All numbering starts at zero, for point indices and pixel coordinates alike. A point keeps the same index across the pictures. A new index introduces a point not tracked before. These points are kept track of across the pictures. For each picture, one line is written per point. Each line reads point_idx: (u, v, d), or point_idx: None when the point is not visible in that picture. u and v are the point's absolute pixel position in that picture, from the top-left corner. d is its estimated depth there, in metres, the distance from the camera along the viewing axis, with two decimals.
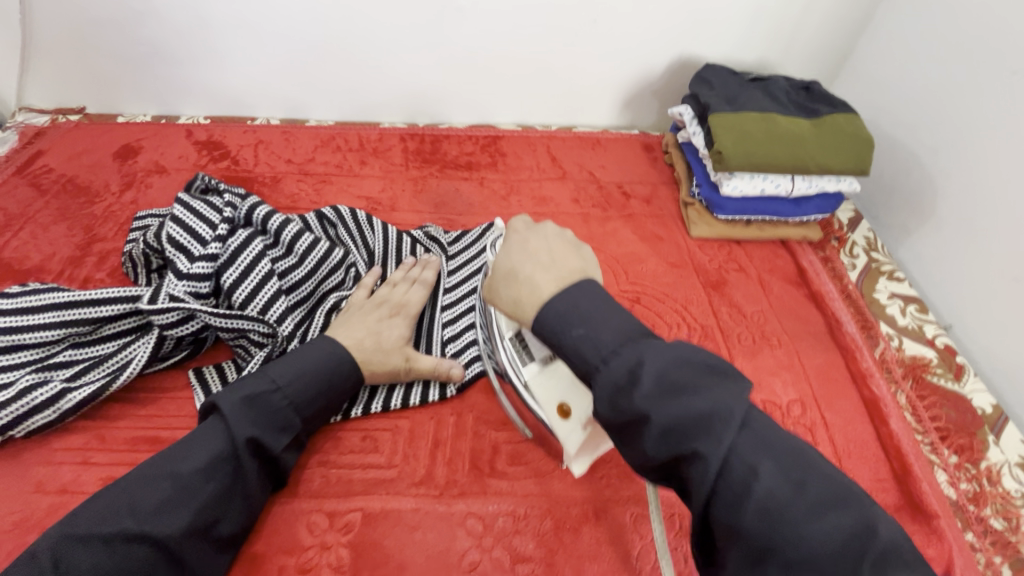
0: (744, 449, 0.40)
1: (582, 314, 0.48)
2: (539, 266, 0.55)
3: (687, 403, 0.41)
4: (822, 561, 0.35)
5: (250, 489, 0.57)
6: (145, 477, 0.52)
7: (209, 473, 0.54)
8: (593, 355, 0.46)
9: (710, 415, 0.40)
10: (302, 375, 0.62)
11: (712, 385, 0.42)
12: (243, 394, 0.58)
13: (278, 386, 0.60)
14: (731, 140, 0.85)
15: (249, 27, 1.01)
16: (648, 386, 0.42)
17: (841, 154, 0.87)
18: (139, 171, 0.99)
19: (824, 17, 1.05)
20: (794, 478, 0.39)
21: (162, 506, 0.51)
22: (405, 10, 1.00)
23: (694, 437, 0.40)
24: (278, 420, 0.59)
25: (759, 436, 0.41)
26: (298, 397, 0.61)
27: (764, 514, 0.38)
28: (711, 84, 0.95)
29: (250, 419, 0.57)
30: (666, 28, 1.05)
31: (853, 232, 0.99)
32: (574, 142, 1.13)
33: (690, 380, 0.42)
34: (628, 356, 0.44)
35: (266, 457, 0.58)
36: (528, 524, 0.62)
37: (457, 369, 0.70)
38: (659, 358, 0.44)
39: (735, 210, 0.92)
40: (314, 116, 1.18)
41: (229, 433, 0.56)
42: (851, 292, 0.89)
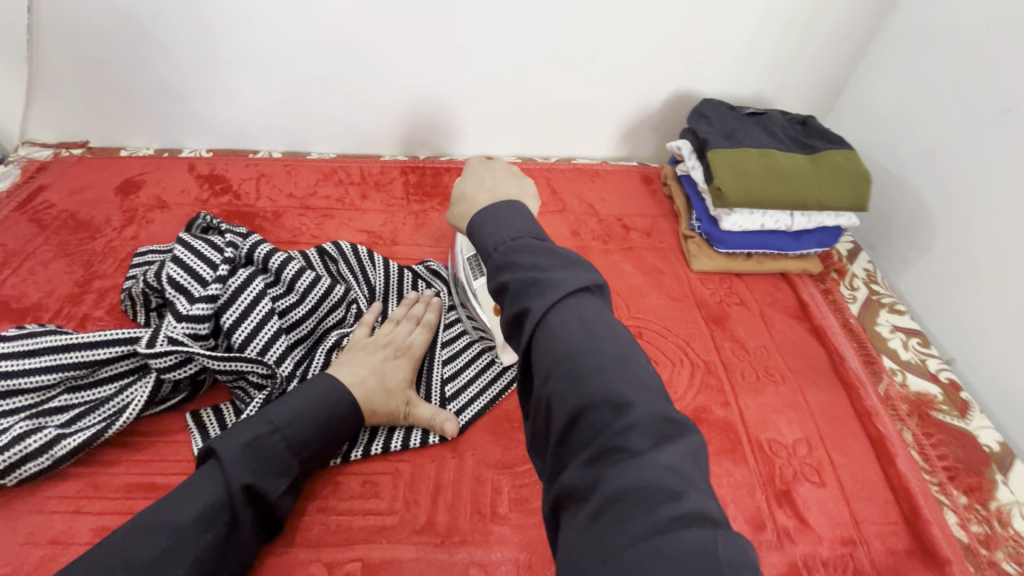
0: (566, 314, 0.43)
1: (506, 240, 0.49)
2: (481, 188, 0.63)
3: (537, 281, 0.44)
4: (611, 414, 0.37)
5: (245, 538, 0.55)
6: (139, 529, 0.51)
7: (204, 524, 0.53)
8: (491, 242, 0.50)
9: (599, 364, 0.40)
10: (301, 417, 0.61)
11: (569, 270, 0.45)
12: (240, 440, 0.57)
13: (277, 429, 0.59)
14: (730, 177, 0.86)
15: (255, 64, 1.03)
16: (517, 275, 0.46)
17: (839, 191, 0.87)
18: (140, 206, 0.99)
19: (817, 53, 1.07)
20: (602, 350, 0.41)
21: (157, 560, 0.50)
22: (408, 48, 1.02)
23: (530, 300, 0.44)
24: (276, 463, 0.58)
25: (587, 314, 0.43)
26: (295, 439, 0.60)
27: (576, 377, 0.40)
28: (709, 120, 0.96)
29: (247, 464, 0.56)
30: (662, 65, 1.07)
31: (853, 264, 1.00)
32: (574, 174, 1.14)
33: (543, 263, 0.46)
34: (523, 274, 0.45)
35: (264, 504, 0.57)
36: (531, 573, 0.60)
37: (451, 424, 0.69)
38: (539, 258, 0.46)
39: (735, 245, 0.92)
40: (315, 149, 1.18)
41: (226, 480, 0.55)
42: (852, 326, 0.89)
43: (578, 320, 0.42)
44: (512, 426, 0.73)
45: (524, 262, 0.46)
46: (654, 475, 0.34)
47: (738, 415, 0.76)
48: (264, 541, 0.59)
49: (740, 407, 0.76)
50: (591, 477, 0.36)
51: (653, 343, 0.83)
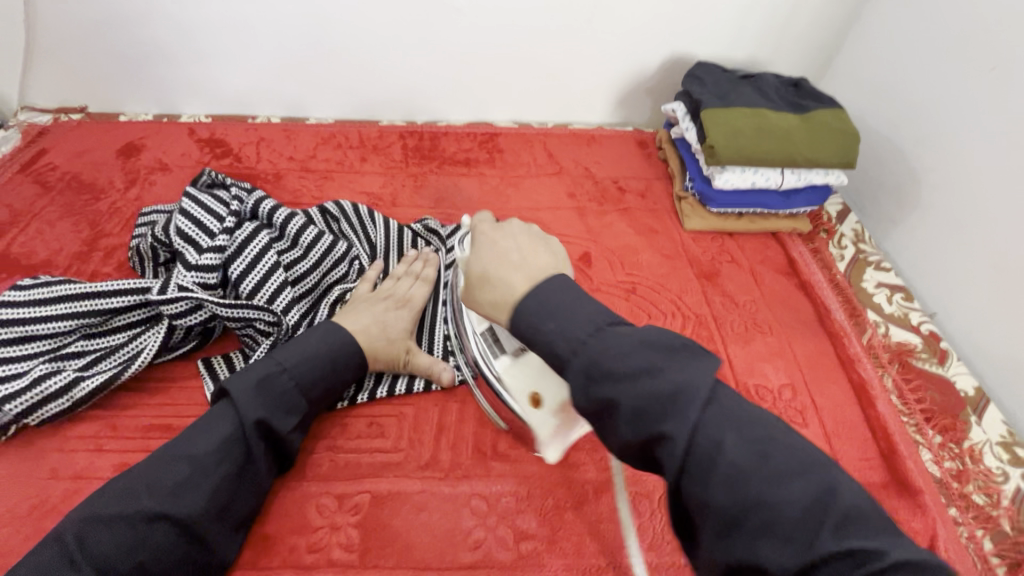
0: (645, 352, 0.42)
1: (583, 335, 0.45)
2: (506, 265, 0.54)
3: (620, 353, 0.42)
4: (751, 461, 0.38)
5: (260, 469, 0.58)
6: (161, 459, 0.55)
7: (221, 454, 0.56)
8: (562, 346, 0.45)
9: (641, 374, 0.41)
10: (306, 359, 0.64)
11: (631, 307, 0.45)
12: (251, 379, 0.60)
13: (285, 370, 0.62)
14: (722, 134, 0.88)
15: (253, 27, 1.03)
16: (591, 347, 0.44)
17: (829, 149, 0.89)
18: (142, 169, 1.01)
19: (813, 15, 1.08)
20: (612, 330, 0.45)
21: (178, 486, 0.53)
22: (404, 9, 1.02)
23: (610, 359, 0.42)
24: (285, 402, 0.61)
25: (656, 342, 0.43)
26: (303, 378, 0.63)
27: (677, 416, 0.39)
28: (703, 83, 0.98)
29: (259, 402, 0.59)
30: (659, 27, 1.08)
31: (842, 224, 1.02)
32: (570, 138, 1.16)
33: (620, 339, 0.44)
34: (594, 358, 0.43)
35: (275, 438, 0.60)
36: (529, 504, 0.64)
37: (450, 373, 0.72)
38: (643, 356, 0.42)
39: (727, 204, 0.95)
40: (314, 114, 1.19)
41: (239, 415, 0.58)
42: (839, 282, 0.92)
43: (665, 358, 0.42)
44: None
45: (622, 370, 0.42)
46: (803, 518, 0.35)
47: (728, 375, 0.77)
48: (277, 475, 0.62)
49: (729, 356, 0.80)
50: (733, 521, 0.37)
51: (646, 297, 0.86)
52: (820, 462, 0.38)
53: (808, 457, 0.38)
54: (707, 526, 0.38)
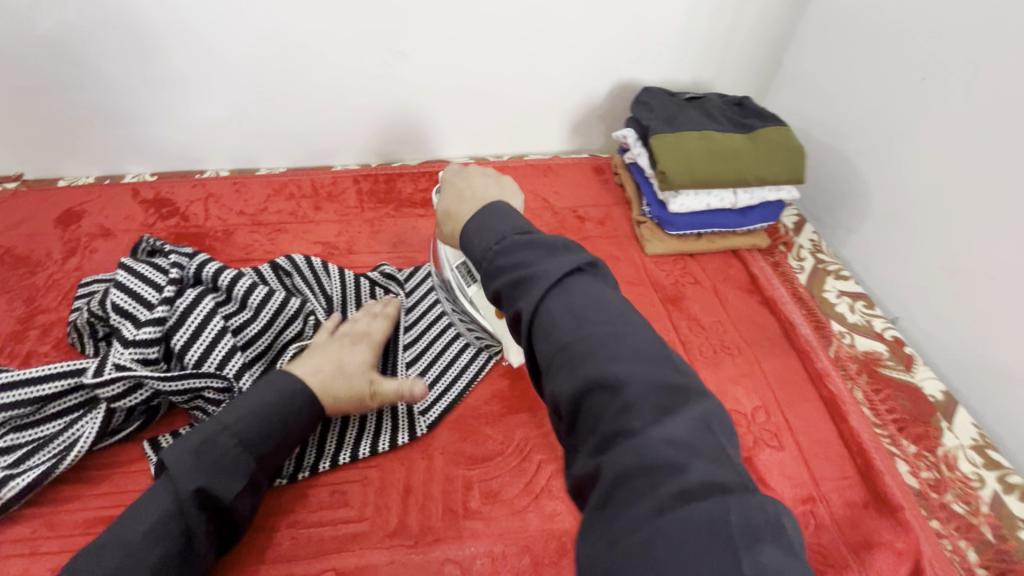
0: (554, 305, 0.44)
1: (493, 243, 0.51)
2: (464, 202, 0.63)
3: (527, 280, 0.46)
4: (607, 396, 0.39)
5: (202, 551, 0.55)
6: (93, 548, 0.51)
7: (156, 534, 0.52)
8: (481, 252, 0.51)
9: (529, 278, 0.46)
10: (253, 413, 0.60)
11: (555, 257, 0.47)
12: (188, 445, 0.57)
13: (226, 427, 0.59)
14: (672, 160, 0.88)
15: (195, 83, 1.01)
16: (506, 278, 0.47)
17: (777, 166, 0.90)
18: (83, 236, 0.96)
19: (750, 35, 1.11)
20: (524, 258, 0.48)
21: (110, 574, 0.49)
22: (347, 54, 1.01)
23: (520, 301, 0.45)
24: (226, 464, 0.57)
25: (587, 293, 0.45)
26: (245, 436, 0.59)
27: (573, 365, 0.41)
28: (650, 108, 0.99)
29: (196, 471, 0.56)
30: (603, 56, 1.09)
31: (799, 236, 1.04)
32: (527, 170, 1.15)
33: (531, 258, 0.47)
34: (512, 274, 0.47)
35: (220, 507, 0.56)
36: (506, 564, 0.61)
37: (421, 385, 0.68)
38: (525, 253, 0.48)
39: (685, 226, 0.95)
40: (265, 164, 1.16)
41: (176, 487, 0.55)
42: (801, 294, 0.93)
43: (575, 301, 0.44)
44: (479, 423, 0.73)
45: (510, 264, 0.48)
46: (648, 455, 0.35)
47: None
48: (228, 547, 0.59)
49: None
50: (594, 466, 0.37)
51: None
52: (693, 395, 0.39)
53: (650, 351, 0.41)
54: (573, 479, 0.39)
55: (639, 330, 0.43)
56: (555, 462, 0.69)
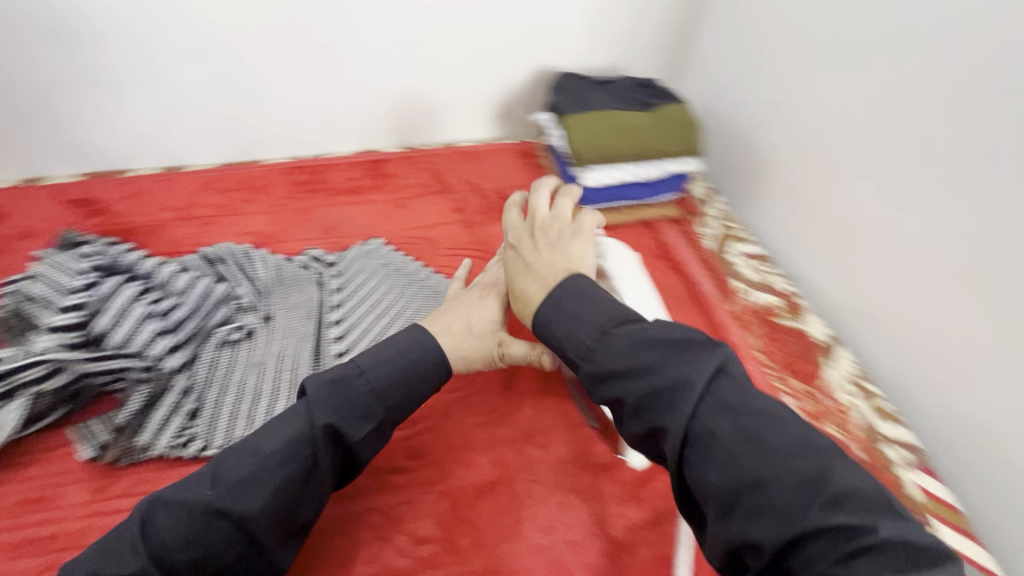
0: (714, 421, 0.44)
1: (594, 332, 0.53)
2: (527, 272, 0.66)
3: (657, 391, 0.46)
4: (832, 539, 0.37)
5: (324, 473, 0.55)
6: (230, 453, 0.54)
7: (287, 454, 0.53)
8: (570, 347, 0.55)
9: (671, 388, 0.46)
10: (384, 360, 0.61)
11: (684, 359, 0.47)
12: (327, 376, 0.58)
13: (363, 371, 0.59)
14: (581, 137, 0.95)
15: (115, 81, 1.02)
16: (628, 388, 0.49)
17: (677, 140, 0.99)
18: (6, 238, 0.96)
19: (654, 22, 1.19)
20: (647, 359, 0.48)
21: (244, 481, 0.51)
22: (267, 48, 1.04)
23: (666, 418, 0.45)
24: (358, 407, 0.57)
25: (728, 407, 0.44)
26: (377, 381, 0.59)
27: (765, 509, 0.40)
28: (564, 92, 1.05)
29: (331, 403, 0.56)
30: (520, 46, 1.15)
31: (706, 207, 1.13)
32: (455, 156, 1.20)
33: (658, 358, 0.48)
34: (639, 384, 0.48)
35: (345, 445, 0.57)
36: (428, 510, 0.66)
37: (549, 358, 0.72)
38: (639, 349, 0.49)
39: (600, 199, 1.01)
40: (194, 162, 1.17)
41: (310, 417, 0.55)
42: (706, 257, 1.01)
43: (736, 431, 0.43)
44: None
45: (622, 367, 0.49)
46: None
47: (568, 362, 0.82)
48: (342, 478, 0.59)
49: None
50: None
51: None
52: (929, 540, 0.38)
53: (864, 488, 0.40)
54: None
55: (788, 427, 0.43)
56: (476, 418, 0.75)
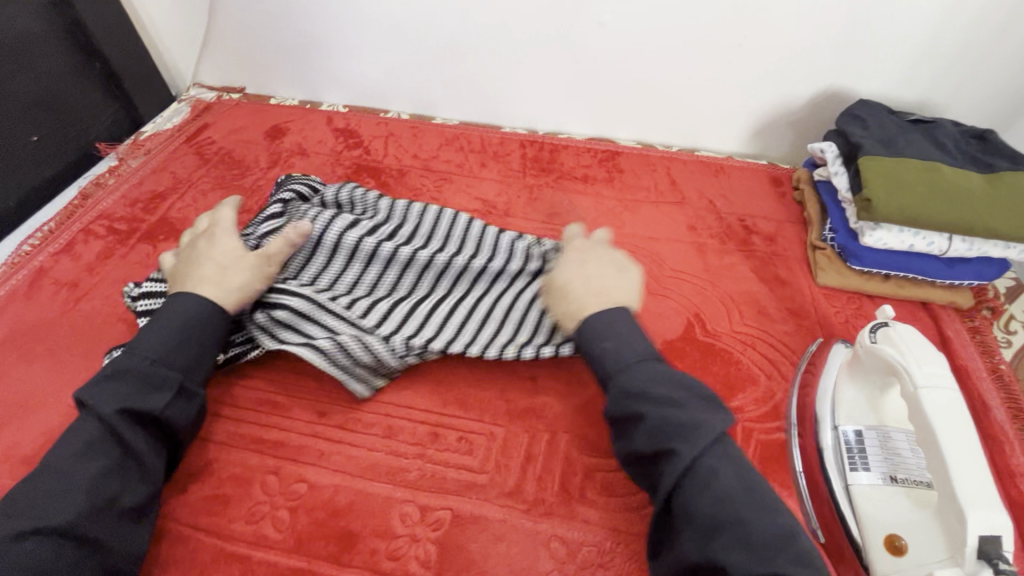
0: (718, 465, 0.50)
1: (629, 359, 0.59)
2: (586, 289, 0.65)
3: (684, 426, 0.51)
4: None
5: (140, 449, 0.56)
6: (36, 476, 0.52)
7: (88, 451, 0.53)
8: (611, 364, 0.59)
9: (691, 426, 0.51)
10: (164, 340, 0.60)
11: (710, 410, 0.53)
12: (102, 375, 0.58)
13: (147, 356, 0.58)
14: (883, 188, 0.78)
15: (399, 27, 1.06)
16: (659, 411, 0.53)
17: (1016, 221, 0.76)
18: (284, 151, 1.08)
19: (1012, 56, 0.93)
20: (677, 397, 0.54)
21: (48, 496, 0.51)
22: (542, 19, 1.00)
23: (680, 446, 0.51)
24: (147, 382, 0.58)
25: (734, 461, 0.51)
26: (159, 353, 0.59)
27: (746, 544, 0.46)
28: (865, 123, 0.88)
29: (118, 393, 0.56)
30: (817, 59, 0.98)
31: (1011, 304, 0.88)
32: (696, 166, 1.09)
33: (685, 401, 0.54)
34: (662, 413, 0.53)
35: (151, 419, 0.57)
36: (612, 561, 0.61)
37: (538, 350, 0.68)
38: (672, 390, 0.55)
39: (874, 265, 0.85)
40: (441, 114, 1.21)
41: (100, 413, 0.55)
42: (1003, 372, 0.78)
43: (735, 479, 0.49)
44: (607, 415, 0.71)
45: (658, 396, 0.55)
46: None
47: (798, 448, 0.69)
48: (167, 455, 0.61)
49: None
50: None
51: (765, 354, 0.79)
52: None
53: None
54: None
55: (773, 506, 0.49)
56: None
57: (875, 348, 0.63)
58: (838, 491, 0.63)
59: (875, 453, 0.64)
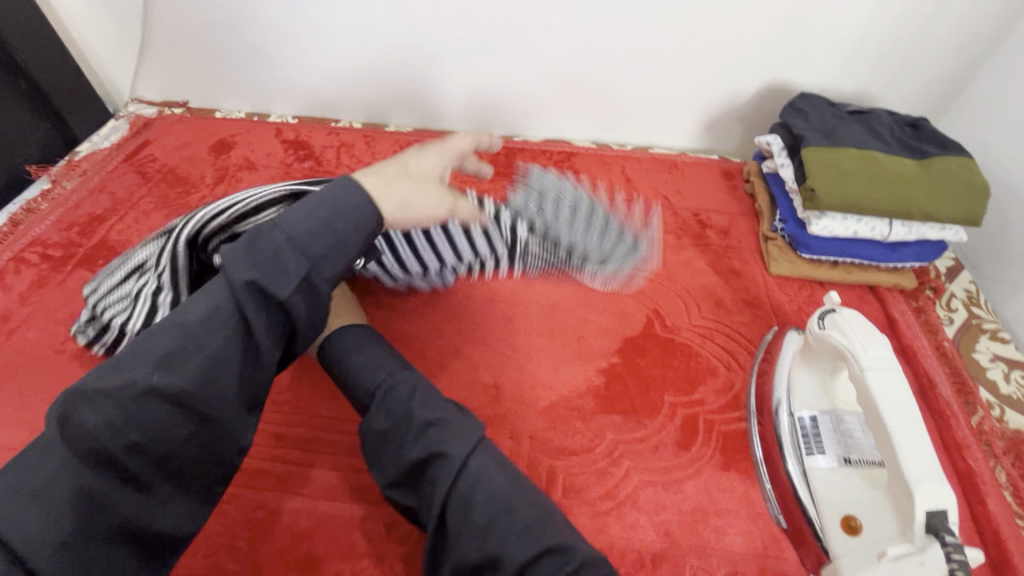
0: (482, 466, 0.52)
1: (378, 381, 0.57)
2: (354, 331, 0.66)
3: (443, 427, 0.53)
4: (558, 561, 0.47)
5: (268, 334, 0.48)
6: (171, 356, 0.45)
7: (212, 329, 0.46)
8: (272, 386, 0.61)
9: (436, 423, 0.53)
10: (307, 213, 0.49)
11: (462, 415, 0.56)
12: (247, 242, 0.48)
13: (287, 233, 0.48)
14: (825, 178, 0.80)
15: (344, 35, 1.04)
16: (440, 427, 0.53)
17: (950, 205, 0.80)
18: (231, 166, 1.05)
19: (939, 47, 0.97)
20: (437, 414, 0.54)
21: (201, 371, 0.45)
22: (488, 24, 1.00)
23: (449, 446, 0.51)
24: (282, 260, 0.47)
25: (492, 459, 0.53)
26: (301, 233, 0.48)
27: (519, 530, 0.48)
28: (807, 116, 0.90)
29: (252, 262, 0.47)
30: (758, 54, 1.00)
31: (951, 283, 0.92)
32: (650, 164, 1.10)
33: (435, 406, 0.55)
34: (450, 433, 0.53)
35: (275, 301, 0.47)
36: None
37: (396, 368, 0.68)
38: (401, 397, 0.56)
39: (821, 251, 0.87)
40: (394, 122, 1.19)
41: (229, 283, 0.47)
42: (946, 349, 0.82)
43: (476, 472, 0.51)
44: (571, 416, 0.71)
45: (392, 406, 0.55)
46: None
47: (759, 436, 0.70)
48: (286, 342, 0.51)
49: None
50: None
51: (723, 345, 0.81)
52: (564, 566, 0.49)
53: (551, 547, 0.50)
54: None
55: (542, 503, 0.52)
56: (644, 472, 0.67)
57: (824, 335, 0.65)
58: (796, 474, 0.65)
59: (830, 436, 0.66)
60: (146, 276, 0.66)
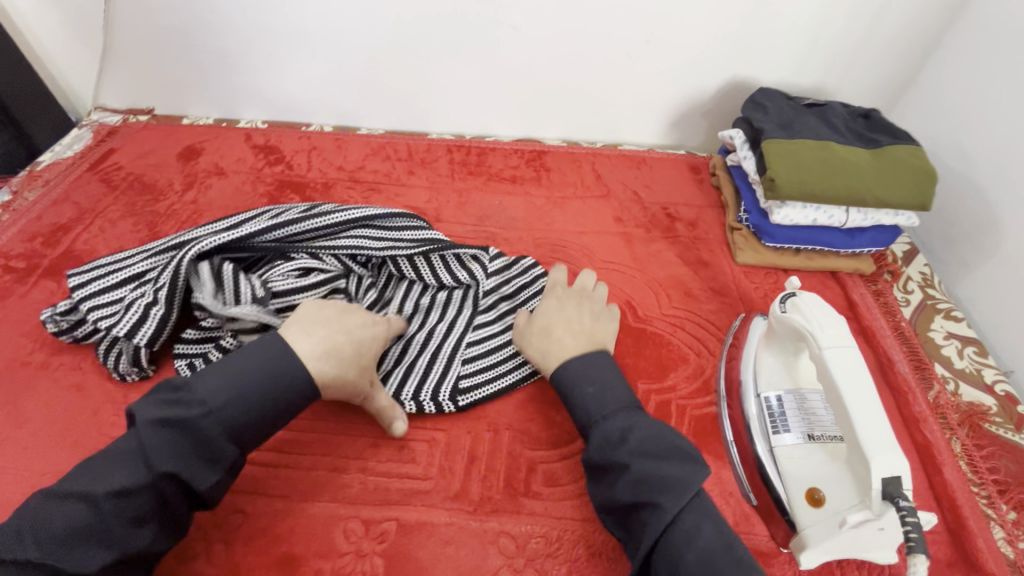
0: (696, 518, 0.50)
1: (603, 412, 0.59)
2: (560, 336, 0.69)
3: (651, 478, 0.52)
4: None
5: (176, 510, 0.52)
6: (84, 517, 0.47)
7: (124, 497, 0.48)
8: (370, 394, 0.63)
9: (674, 480, 0.52)
10: (242, 398, 0.54)
11: (674, 460, 0.54)
12: (165, 413, 0.51)
13: (211, 413, 0.52)
14: (784, 168, 0.83)
15: (311, 40, 1.04)
16: (636, 462, 0.54)
17: (902, 190, 0.83)
18: (200, 172, 1.04)
19: (887, 41, 1.01)
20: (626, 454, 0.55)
21: (85, 535, 0.46)
22: (454, 25, 1.01)
23: (664, 499, 0.51)
24: (207, 451, 0.52)
25: (706, 510, 0.51)
26: (230, 420, 0.53)
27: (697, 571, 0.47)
28: (766, 110, 0.93)
29: (175, 449, 0.50)
30: (718, 52, 1.04)
31: (907, 266, 0.96)
32: (619, 160, 1.13)
33: (660, 453, 0.54)
34: (645, 470, 0.53)
35: (192, 489, 0.52)
36: (560, 551, 0.62)
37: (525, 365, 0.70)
38: (643, 431, 0.56)
39: (784, 240, 0.90)
40: (365, 124, 1.20)
41: (150, 465, 0.49)
42: (903, 329, 0.85)
43: (698, 520, 0.50)
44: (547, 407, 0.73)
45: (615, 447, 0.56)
46: None
47: (727, 418, 0.73)
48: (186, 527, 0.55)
49: None
50: None
51: (692, 333, 0.83)
52: None
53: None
54: None
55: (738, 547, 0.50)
56: None
57: (786, 318, 0.67)
58: (763, 453, 0.67)
59: (794, 414, 0.68)
60: (144, 287, 0.70)
